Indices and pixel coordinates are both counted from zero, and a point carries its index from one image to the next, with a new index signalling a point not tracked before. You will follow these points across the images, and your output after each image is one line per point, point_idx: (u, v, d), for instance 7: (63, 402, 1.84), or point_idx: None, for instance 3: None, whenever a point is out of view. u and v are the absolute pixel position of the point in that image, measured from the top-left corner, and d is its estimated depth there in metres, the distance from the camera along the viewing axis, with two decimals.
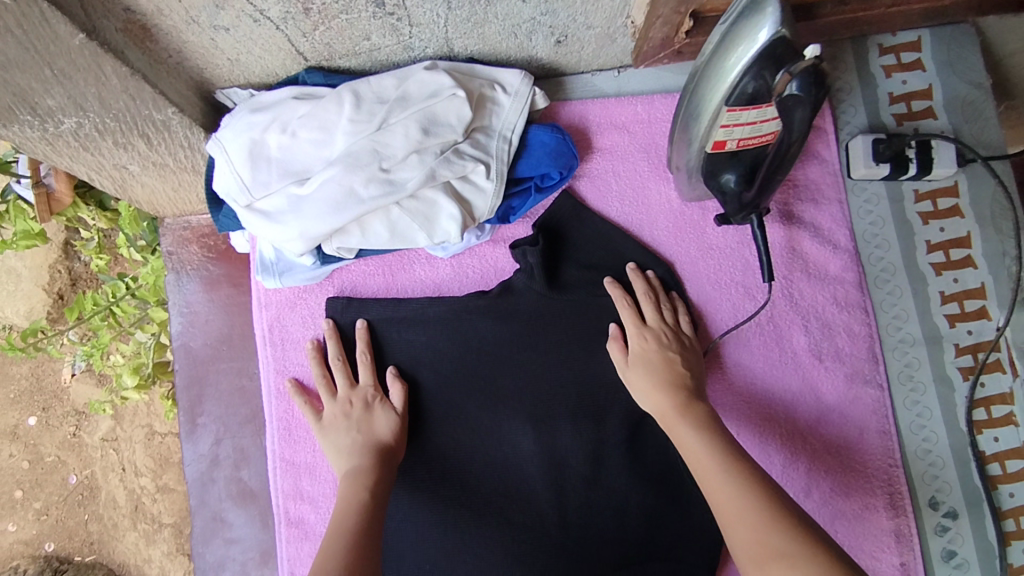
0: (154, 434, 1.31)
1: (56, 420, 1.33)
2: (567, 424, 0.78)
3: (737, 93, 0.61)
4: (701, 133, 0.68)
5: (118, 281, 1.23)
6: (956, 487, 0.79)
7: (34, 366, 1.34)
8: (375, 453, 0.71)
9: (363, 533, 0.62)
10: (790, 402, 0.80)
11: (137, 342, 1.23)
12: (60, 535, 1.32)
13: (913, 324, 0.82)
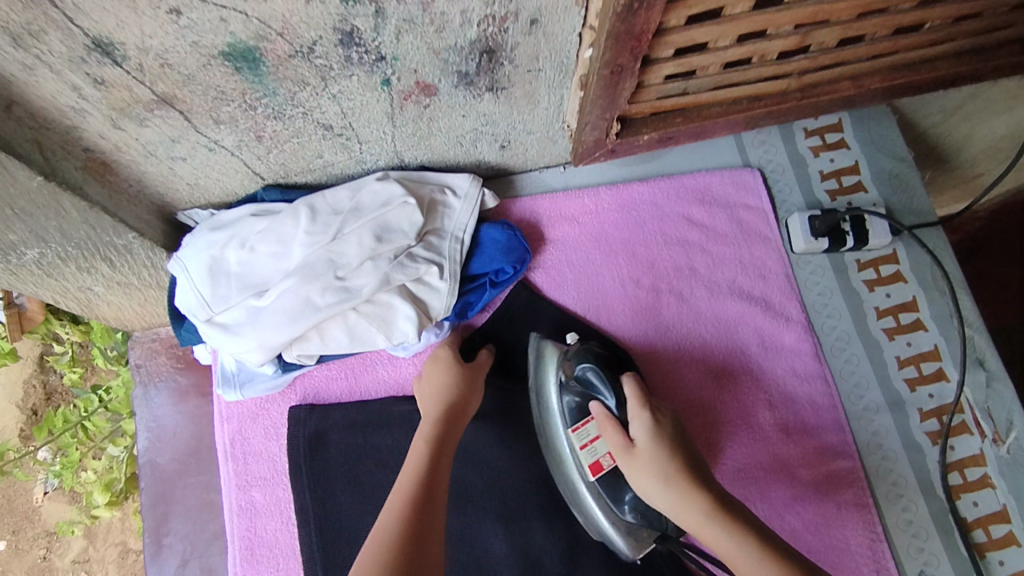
0: (128, 552, 1.23)
1: (26, 544, 1.25)
2: (539, 521, 0.76)
3: (565, 408, 0.74)
4: (575, 471, 0.73)
5: (90, 394, 1.21)
6: (943, 558, 0.77)
7: (5, 487, 1.27)
8: (440, 410, 0.69)
9: (420, 496, 0.59)
10: (762, 480, 0.79)
11: (109, 457, 1.19)
12: None
13: (874, 391, 0.83)
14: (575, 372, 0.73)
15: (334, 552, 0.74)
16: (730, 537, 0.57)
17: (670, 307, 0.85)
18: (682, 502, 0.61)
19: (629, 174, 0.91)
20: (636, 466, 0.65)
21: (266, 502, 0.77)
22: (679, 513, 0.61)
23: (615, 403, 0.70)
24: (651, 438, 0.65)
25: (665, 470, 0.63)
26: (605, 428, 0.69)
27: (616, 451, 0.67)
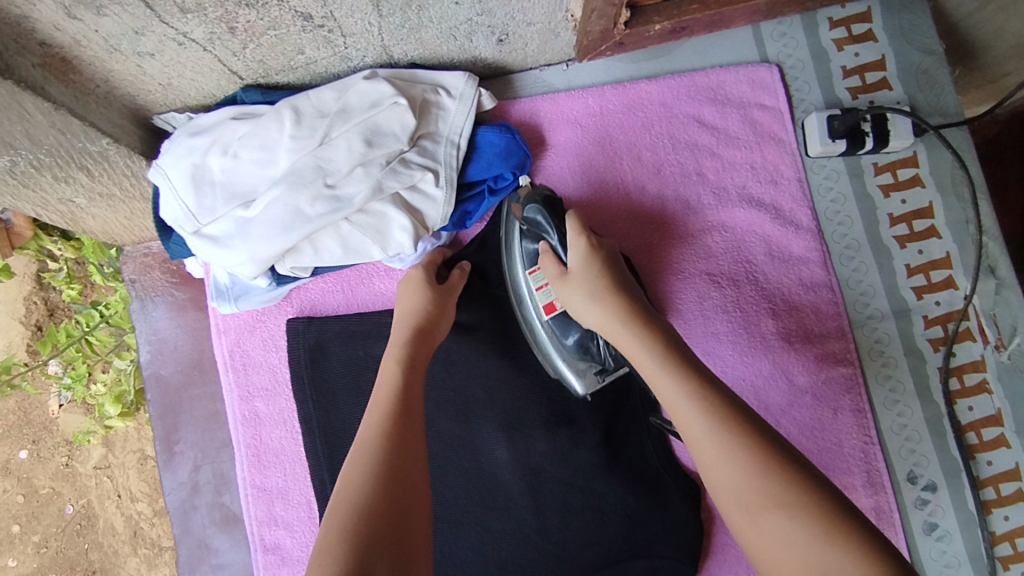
0: (147, 458, 1.27)
1: (48, 452, 1.27)
2: (539, 428, 0.77)
3: (524, 252, 0.74)
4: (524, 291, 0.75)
5: (92, 310, 1.20)
6: (933, 460, 0.79)
7: (21, 400, 1.28)
8: (410, 331, 0.68)
9: (399, 410, 0.60)
10: (762, 386, 0.80)
11: (117, 370, 1.20)
12: (61, 567, 1.26)
13: (881, 300, 0.82)
14: (525, 214, 0.74)
15: (339, 459, 0.76)
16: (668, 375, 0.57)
17: (675, 214, 0.82)
18: (628, 340, 0.62)
19: (636, 71, 0.85)
20: (568, 285, 0.69)
21: (269, 413, 0.78)
22: (600, 323, 0.66)
23: (558, 242, 0.72)
24: (582, 259, 0.68)
25: (609, 314, 0.65)
26: (542, 260, 0.72)
27: (553, 281, 0.71)
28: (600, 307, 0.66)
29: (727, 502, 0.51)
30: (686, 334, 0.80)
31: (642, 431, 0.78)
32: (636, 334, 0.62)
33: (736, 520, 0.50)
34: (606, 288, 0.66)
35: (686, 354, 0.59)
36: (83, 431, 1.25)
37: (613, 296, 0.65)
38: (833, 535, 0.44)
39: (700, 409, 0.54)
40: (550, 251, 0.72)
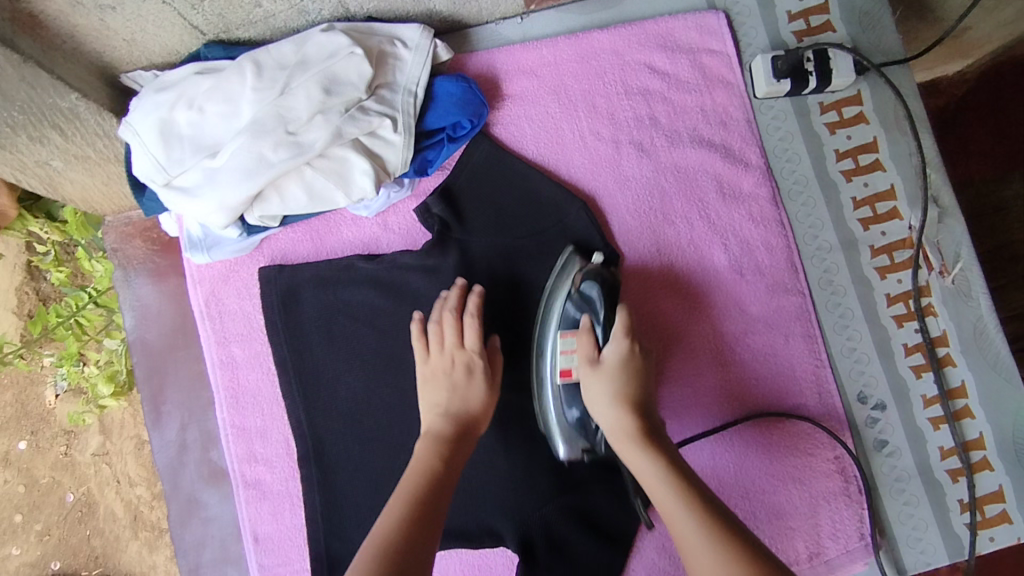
0: (144, 442, 1.29)
1: (47, 442, 1.30)
2: (503, 361, 0.82)
3: (564, 314, 0.76)
4: (549, 371, 0.76)
5: (81, 292, 1.24)
6: (882, 380, 0.84)
7: (18, 392, 1.31)
8: (453, 428, 0.69)
9: (426, 511, 0.61)
10: (716, 316, 0.84)
11: (108, 350, 1.24)
12: (64, 553, 1.29)
13: (829, 232, 0.85)
14: (581, 287, 0.75)
15: (314, 397, 0.80)
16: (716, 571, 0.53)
17: (631, 157, 0.85)
18: (668, 497, 0.59)
19: (588, 23, 0.89)
20: (598, 378, 0.69)
21: (245, 358, 0.82)
22: (614, 432, 0.66)
23: (602, 328, 0.72)
24: (620, 361, 0.69)
25: (658, 472, 0.61)
26: (580, 336, 0.72)
27: (582, 359, 0.71)
28: (653, 460, 0.62)
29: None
30: (643, 270, 0.84)
31: None
32: (678, 493, 0.59)
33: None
34: (633, 404, 0.67)
35: (721, 515, 0.57)
36: (77, 411, 1.29)
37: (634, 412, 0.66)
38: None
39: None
40: (591, 331, 0.72)
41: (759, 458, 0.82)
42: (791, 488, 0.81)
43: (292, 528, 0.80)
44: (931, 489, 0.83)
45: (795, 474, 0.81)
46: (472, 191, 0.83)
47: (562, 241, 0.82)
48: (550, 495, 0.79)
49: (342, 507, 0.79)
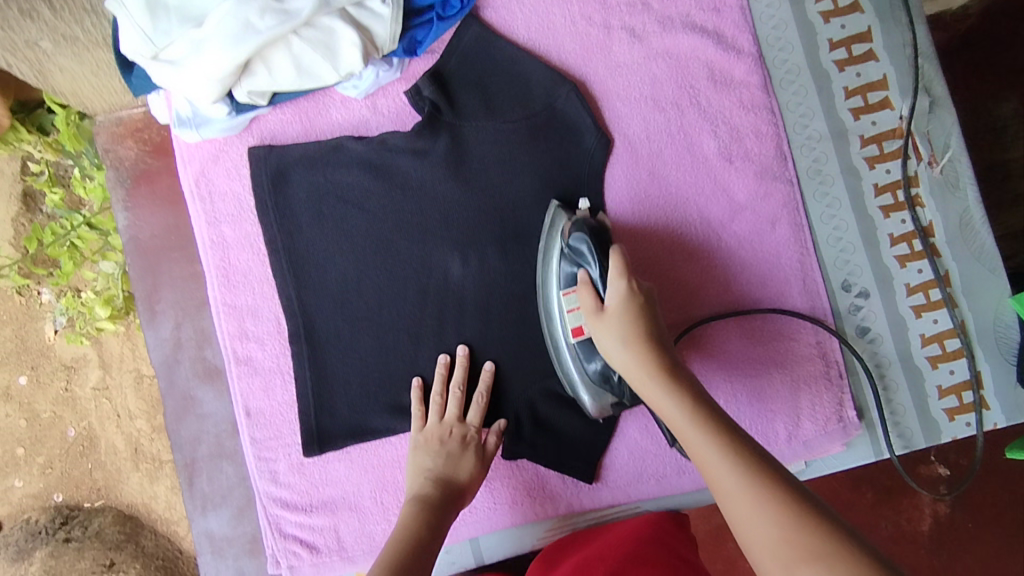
0: (143, 377, 1.32)
1: (47, 377, 1.32)
2: (492, 243, 0.82)
3: (563, 275, 0.76)
4: (559, 329, 0.77)
5: (76, 213, 1.24)
6: (867, 269, 0.85)
7: (16, 328, 1.31)
8: (440, 485, 0.73)
9: (414, 549, 0.63)
10: (704, 204, 0.84)
11: (105, 274, 1.26)
12: (66, 486, 1.31)
13: (819, 121, 0.86)
14: (572, 240, 0.74)
15: (305, 278, 0.81)
16: (744, 489, 0.52)
17: (621, 43, 0.85)
18: (700, 442, 0.57)
19: None
20: (603, 327, 0.69)
21: (235, 238, 0.82)
22: (630, 371, 0.66)
23: (604, 285, 0.71)
24: (624, 302, 0.68)
25: (686, 419, 0.59)
26: (580, 291, 0.72)
27: (587, 313, 0.71)
28: (681, 404, 0.61)
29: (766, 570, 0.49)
30: (632, 155, 0.84)
31: None
32: (708, 433, 0.57)
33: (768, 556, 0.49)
34: (640, 332, 0.66)
35: (751, 452, 0.55)
36: (75, 332, 1.31)
37: (644, 341, 0.66)
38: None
39: (752, 495, 0.52)
40: (590, 283, 0.72)
41: (743, 342, 0.84)
42: (773, 371, 0.84)
43: (282, 402, 0.82)
44: (911, 375, 0.84)
45: (779, 357, 0.84)
46: (461, 73, 0.83)
47: (551, 125, 0.83)
48: (537, 376, 0.82)
49: (333, 384, 0.81)
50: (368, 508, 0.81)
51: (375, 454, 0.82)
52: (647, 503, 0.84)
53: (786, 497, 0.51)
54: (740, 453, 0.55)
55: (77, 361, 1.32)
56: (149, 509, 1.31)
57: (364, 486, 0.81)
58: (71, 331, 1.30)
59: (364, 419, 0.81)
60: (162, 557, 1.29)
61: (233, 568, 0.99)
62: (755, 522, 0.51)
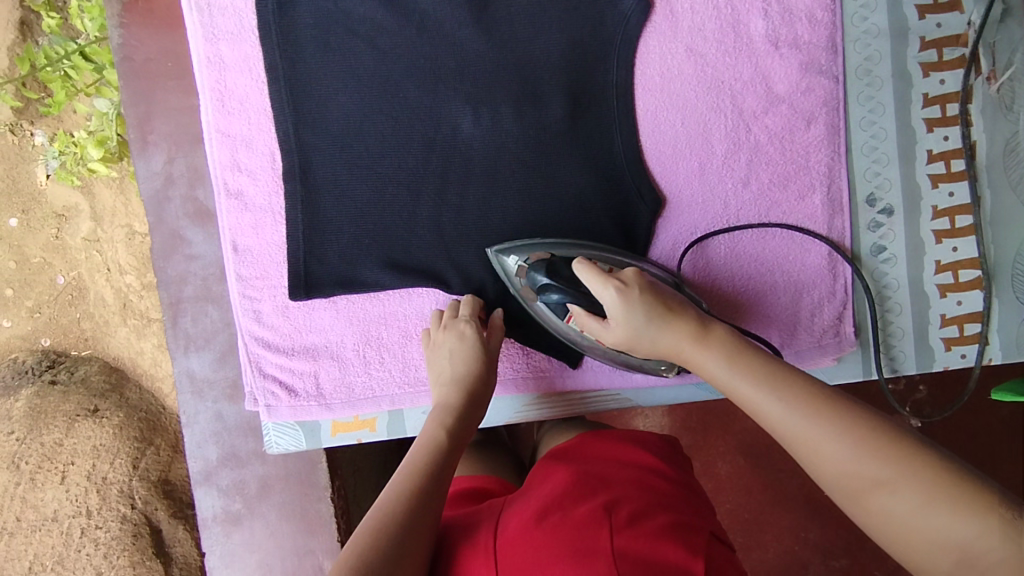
0: (135, 234, 1.34)
1: (37, 222, 1.36)
2: (509, 102, 0.77)
3: (555, 308, 0.74)
4: (575, 333, 0.76)
5: (68, 41, 1.16)
6: (896, 184, 0.80)
7: (8, 168, 1.35)
8: (460, 396, 0.71)
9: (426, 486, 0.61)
10: (739, 90, 0.79)
11: (99, 113, 1.22)
12: (54, 331, 1.37)
13: (880, 15, 0.79)
14: (538, 289, 0.73)
15: (305, 114, 0.77)
16: (791, 415, 0.55)
17: None
18: (750, 394, 0.59)
19: None
20: (611, 334, 0.70)
21: (235, 60, 0.77)
22: (665, 347, 0.68)
23: (581, 299, 0.71)
24: (620, 309, 0.67)
25: (730, 371, 0.62)
26: (577, 315, 0.72)
27: (592, 328, 0.71)
28: (728, 366, 0.62)
29: (823, 478, 0.53)
30: (672, 26, 0.78)
31: (610, 118, 0.78)
32: (754, 384, 0.59)
33: (841, 502, 0.52)
34: (664, 311, 0.67)
35: (803, 384, 0.58)
36: (66, 171, 1.33)
37: (672, 318, 0.67)
38: (939, 496, 0.46)
39: (802, 419, 0.55)
40: (586, 313, 0.71)
41: (752, 242, 0.80)
42: (779, 276, 0.80)
43: (271, 242, 0.79)
44: (917, 299, 0.81)
45: (787, 264, 0.80)
46: None
47: None
48: None
49: (325, 230, 0.78)
50: (350, 361, 0.80)
51: (362, 308, 0.80)
52: (627, 391, 0.82)
53: (833, 404, 0.54)
54: (788, 386, 0.58)
55: (69, 210, 1.35)
56: (135, 365, 1.36)
57: (348, 338, 0.80)
58: (61, 167, 1.32)
59: (354, 269, 0.78)
60: (145, 410, 1.32)
61: (210, 411, 0.99)
62: (808, 431, 0.54)
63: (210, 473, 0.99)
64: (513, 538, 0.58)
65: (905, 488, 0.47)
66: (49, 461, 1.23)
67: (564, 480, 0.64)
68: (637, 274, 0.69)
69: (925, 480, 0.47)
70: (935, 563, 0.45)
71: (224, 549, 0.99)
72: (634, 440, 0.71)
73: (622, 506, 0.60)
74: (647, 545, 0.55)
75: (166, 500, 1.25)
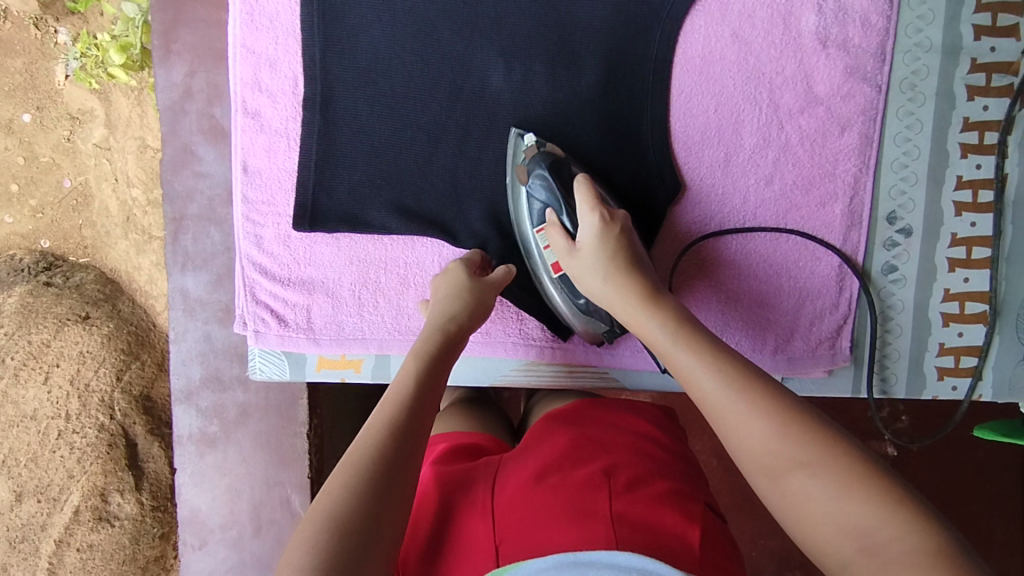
0: (147, 148, 1.32)
1: (51, 122, 1.35)
2: (543, 62, 0.75)
3: (532, 211, 0.74)
4: (542, 268, 0.76)
5: None
6: (919, 205, 0.78)
7: (28, 62, 1.34)
8: (439, 330, 0.67)
9: (410, 421, 0.57)
10: (778, 85, 0.76)
11: (127, 20, 1.19)
12: (55, 235, 1.37)
13: (936, 29, 0.76)
14: (531, 178, 0.72)
15: (334, 43, 0.75)
16: (727, 389, 0.54)
17: None
18: (689, 365, 0.58)
19: None
20: (576, 260, 0.69)
21: None
22: (614, 302, 0.67)
23: (568, 216, 0.71)
24: (596, 237, 0.68)
25: (674, 340, 0.60)
26: (549, 230, 0.72)
27: (560, 252, 0.71)
28: (671, 333, 0.61)
29: (744, 455, 0.51)
30: (721, 9, 0.76)
31: (643, 93, 0.76)
32: (696, 354, 0.58)
33: (755, 482, 0.50)
34: (621, 266, 0.67)
35: (740, 362, 0.56)
36: (84, 73, 1.32)
37: (627, 276, 0.66)
38: (856, 483, 0.45)
39: (737, 394, 0.53)
40: (560, 225, 0.71)
41: (765, 242, 0.79)
42: (785, 280, 0.79)
43: (281, 168, 0.78)
44: (920, 325, 0.79)
45: (795, 270, 0.79)
46: None
47: None
48: None
49: (337, 163, 0.76)
50: (345, 300, 0.79)
51: (364, 249, 0.79)
52: (615, 371, 0.81)
53: (770, 387, 0.53)
54: (728, 363, 0.56)
55: (83, 114, 1.34)
56: (131, 279, 1.35)
57: (345, 277, 0.79)
58: (81, 69, 1.31)
59: (361, 208, 0.77)
60: (135, 324, 1.31)
61: (199, 331, 0.99)
62: (740, 406, 0.52)
63: (191, 392, 1.00)
64: (511, 495, 0.59)
65: (825, 470, 0.46)
66: (33, 359, 1.23)
67: (565, 443, 0.66)
68: (625, 215, 0.70)
69: (842, 465, 0.46)
70: (839, 547, 0.44)
71: (195, 467, 1.01)
72: (633, 409, 0.74)
73: (620, 471, 0.61)
74: (643, 509, 0.56)
75: (144, 415, 1.26)
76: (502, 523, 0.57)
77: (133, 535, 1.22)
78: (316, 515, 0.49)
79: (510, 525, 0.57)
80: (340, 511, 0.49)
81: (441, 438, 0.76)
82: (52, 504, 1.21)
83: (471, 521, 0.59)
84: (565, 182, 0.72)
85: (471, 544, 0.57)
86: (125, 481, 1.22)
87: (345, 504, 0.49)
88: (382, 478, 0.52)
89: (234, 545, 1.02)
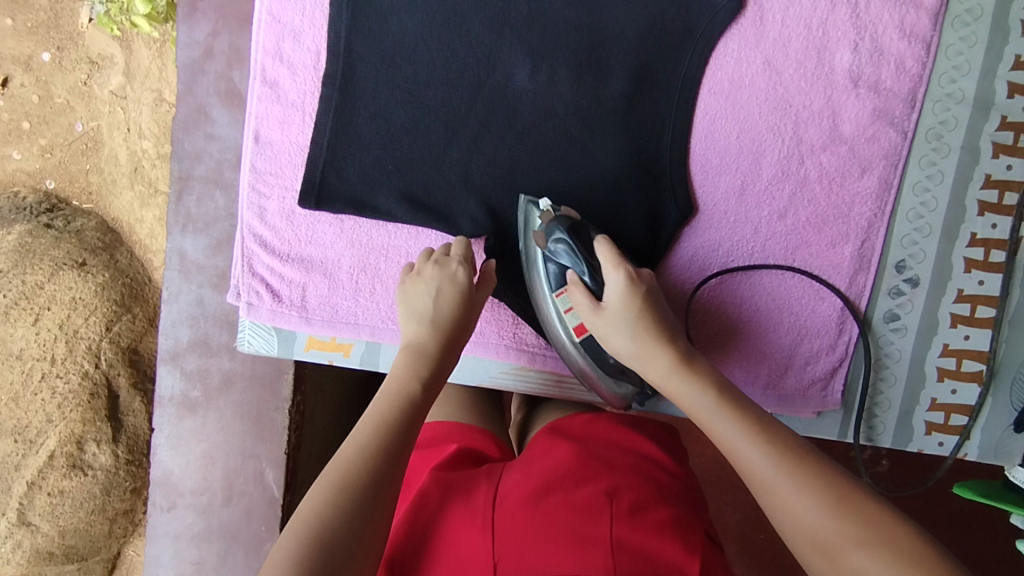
0: (162, 101, 1.30)
1: (69, 64, 1.34)
2: (571, 67, 0.74)
3: (551, 274, 0.72)
4: (565, 337, 0.73)
5: None
6: (929, 257, 0.77)
7: (55, 2, 1.33)
8: (432, 333, 0.68)
9: (394, 435, 0.58)
10: (804, 119, 0.75)
11: None
12: (61, 176, 1.36)
13: (969, 81, 0.75)
14: (550, 244, 0.70)
15: (362, 21, 0.74)
16: (778, 469, 0.54)
17: None
18: (728, 435, 0.58)
19: None
20: (603, 324, 0.68)
21: None
22: (646, 367, 0.66)
23: (590, 276, 0.69)
24: (624, 296, 0.67)
25: (714, 406, 0.60)
26: (572, 292, 0.70)
27: (584, 312, 0.69)
28: (711, 398, 0.61)
29: (798, 534, 0.52)
30: (757, 35, 0.75)
31: (668, 111, 0.75)
32: (738, 425, 0.58)
33: (810, 562, 0.51)
34: (648, 325, 0.66)
35: (781, 434, 0.57)
36: (107, 19, 1.27)
37: (657, 338, 0.65)
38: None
39: (785, 472, 0.54)
40: (582, 284, 0.69)
41: (769, 277, 0.78)
42: (785, 316, 0.78)
43: (292, 141, 0.77)
44: (914, 377, 0.78)
45: (798, 307, 0.78)
46: None
47: None
48: None
49: (350, 144, 0.75)
50: (342, 283, 0.78)
51: (367, 234, 0.78)
52: None
53: (817, 465, 0.54)
54: (775, 438, 0.57)
55: (104, 60, 1.33)
56: (132, 232, 1.33)
57: (345, 260, 0.78)
58: (104, 14, 1.25)
59: (369, 192, 0.76)
60: (131, 277, 1.29)
61: (192, 294, 0.98)
62: (786, 485, 0.53)
63: (176, 353, 0.99)
64: (512, 510, 0.60)
65: (886, 554, 0.48)
66: (25, 299, 1.22)
67: (568, 460, 0.66)
68: (649, 273, 0.70)
69: (909, 548, 0.47)
70: None
71: (173, 430, 1.01)
72: (634, 426, 0.74)
73: (624, 493, 0.62)
74: (643, 539, 0.57)
75: (130, 368, 1.25)
76: (498, 535, 0.58)
77: (104, 486, 1.22)
78: (297, 530, 0.51)
79: (509, 542, 0.57)
80: (317, 525, 0.51)
81: (450, 437, 0.76)
82: (28, 446, 1.21)
83: (472, 533, 0.60)
84: (586, 243, 0.70)
85: (471, 558, 0.58)
86: (103, 432, 1.21)
87: (325, 519, 0.51)
88: (357, 501, 0.53)
89: (202, 511, 1.01)
